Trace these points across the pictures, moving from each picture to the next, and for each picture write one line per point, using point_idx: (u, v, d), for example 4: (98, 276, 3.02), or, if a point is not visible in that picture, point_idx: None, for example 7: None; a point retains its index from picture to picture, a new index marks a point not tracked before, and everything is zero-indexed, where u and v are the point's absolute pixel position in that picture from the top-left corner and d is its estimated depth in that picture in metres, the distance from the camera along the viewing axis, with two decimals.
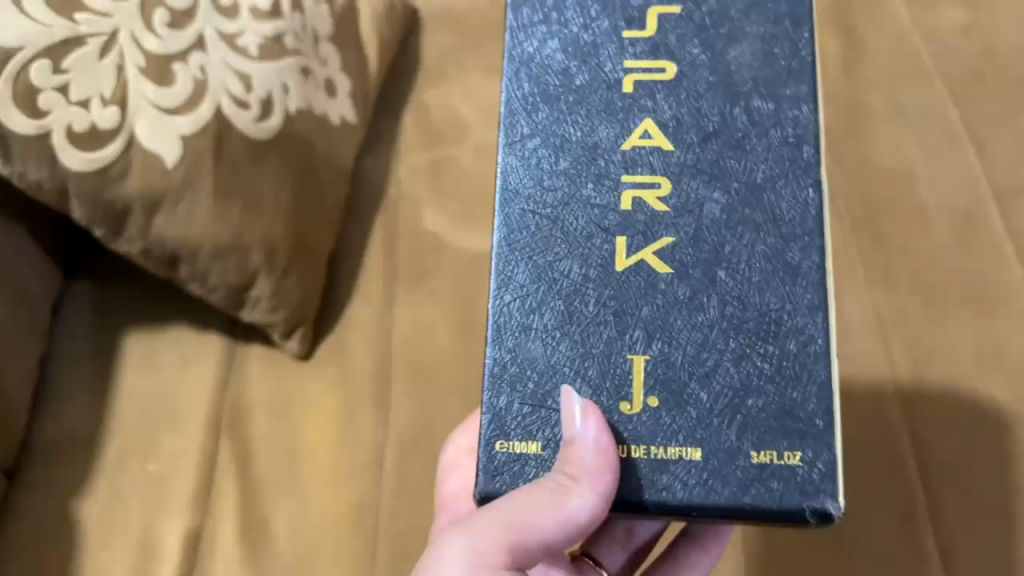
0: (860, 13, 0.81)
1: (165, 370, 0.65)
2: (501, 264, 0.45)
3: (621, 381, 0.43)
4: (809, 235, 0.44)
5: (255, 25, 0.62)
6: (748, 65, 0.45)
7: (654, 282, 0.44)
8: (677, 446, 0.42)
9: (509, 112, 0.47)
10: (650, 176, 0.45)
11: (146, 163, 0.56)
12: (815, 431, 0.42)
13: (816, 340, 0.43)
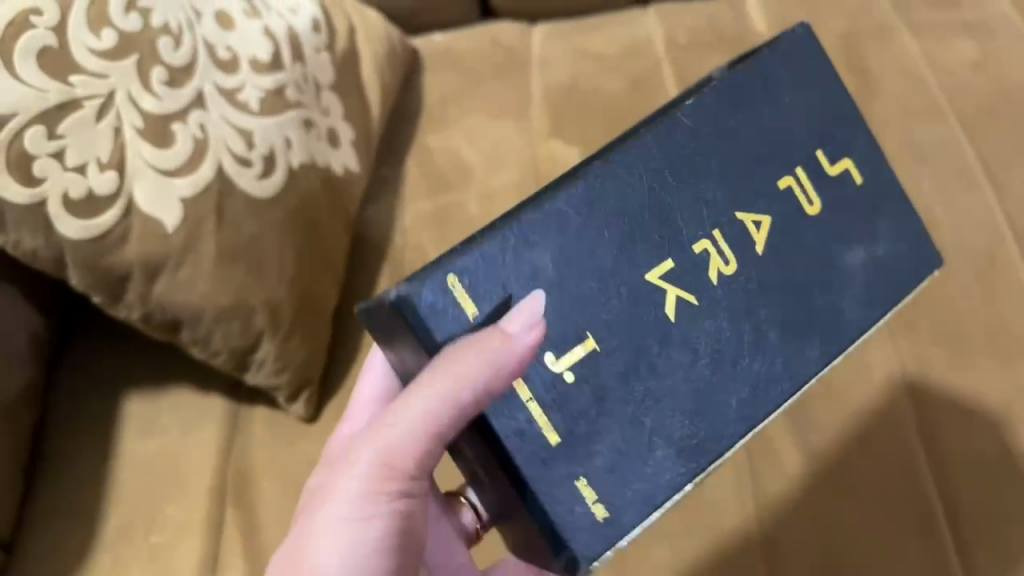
0: (869, 49, 0.80)
1: (167, 436, 0.63)
2: (593, 174, 0.41)
3: (568, 336, 0.39)
4: (772, 400, 0.42)
5: (255, 79, 0.61)
6: (850, 277, 0.44)
7: (656, 308, 0.41)
8: (551, 420, 0.39)
9: (732, 96, 0.44)
10: (730, 249, 0.42)
11: (146, 228, 0.54)
12: (624, 517, 0.39)
13: (700, 463, 0.41)
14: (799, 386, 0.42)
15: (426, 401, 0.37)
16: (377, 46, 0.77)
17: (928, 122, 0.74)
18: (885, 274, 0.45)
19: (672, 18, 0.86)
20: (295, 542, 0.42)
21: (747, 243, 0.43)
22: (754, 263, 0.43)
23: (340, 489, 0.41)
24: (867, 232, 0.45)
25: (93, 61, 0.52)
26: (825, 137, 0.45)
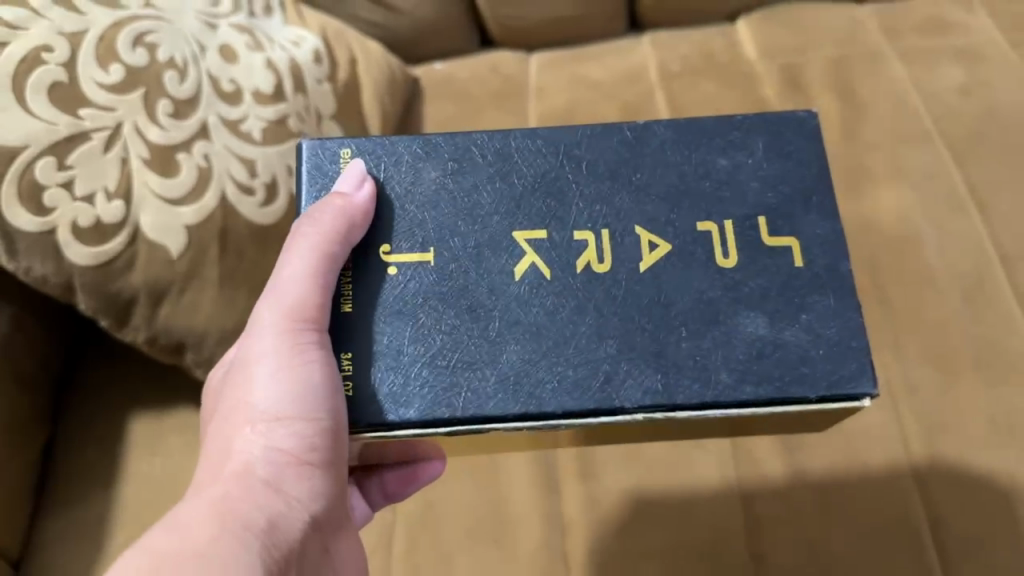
0: (859, 75, 0.81)
1: (170, 456, 0.65)
2: (516, 137, 0.48)
3: (416, 241, 0.46)
4: (563, 399, 0.44)
5: (258, 109, 0.63)
6: (742, 343, 0.44)
7: (506, 257, 0.46)
8: (353, 304, 0.45)
9: (687, 133, 0.48)
10: (601, 250, 0.46)
11: (151, 255, 0.56)
12: (355, 407, 0.44)
13: (446, 411, 0.44)
14: (604, 406, 0.44)
15: (301, 259, 0.44)
16: (376, 76, 0.79)
17: (917, 147, 0.75)
18: (779, 358, 0.44)
19: (667, 47, 0.88)
20: (218, 447, 0.44)
21: (630, 257, 0.46)
22: (624, 275, 0.46)
23: (253, 373, 0.44)
24: (778, 313, 0.45)
25: (101, 95, 0.54)
26: (774, 212, 0.47)
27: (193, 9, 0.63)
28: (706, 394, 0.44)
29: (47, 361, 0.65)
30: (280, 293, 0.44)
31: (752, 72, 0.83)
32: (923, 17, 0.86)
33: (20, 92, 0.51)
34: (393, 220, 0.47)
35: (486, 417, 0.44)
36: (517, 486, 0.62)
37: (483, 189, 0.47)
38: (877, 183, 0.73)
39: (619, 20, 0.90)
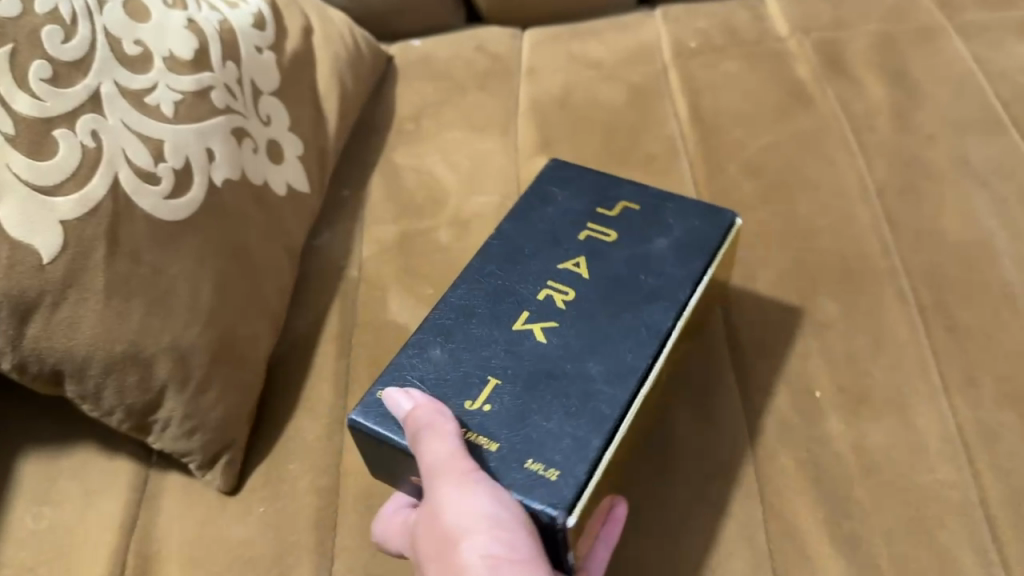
0: (909, 54, 0.68)
1: (63, 505, 0.51)
2: (450, 296, 0.47)
3: (466, 384, 0.42)
4: (647, 355, 0.43)
5: (171, 79, 0.51)
6: (669, 251, 0.48)
7: (524, 340, 0.44)
8: (477, 440, 0.40)
9: (511, 213, 0.52)
10: (560, 286, 0.47)
11: (14, 258, 0.43)
12: (568, 475, 0.38)
13: (611, 423, 0.40)
14: (664, 337, 0.44)
15: (432, 442, 0.38)
16: (335, 49, 0.67)
17: (984, 136, 0.62)
18: (695, 240, 0.49)
19: (682, 22, 0.75)
20: None
21: (575, 278, 0.47)
22: (589, 288, 0.47)
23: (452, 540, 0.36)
24: (657, 228, 0.50)
25: None
26: (596, 198, 0.53)
27: None
28: (693, 279, 0.47)
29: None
30: (438, 484, 0.37)
31: (783, 51, 0.71)
32: None
33: None
34: (442, 393, 0.42)
35: (626, 406, 0.41)
36: None
37: (471, 330, 0.45)
38: (937, 178, 0.60)
39: None
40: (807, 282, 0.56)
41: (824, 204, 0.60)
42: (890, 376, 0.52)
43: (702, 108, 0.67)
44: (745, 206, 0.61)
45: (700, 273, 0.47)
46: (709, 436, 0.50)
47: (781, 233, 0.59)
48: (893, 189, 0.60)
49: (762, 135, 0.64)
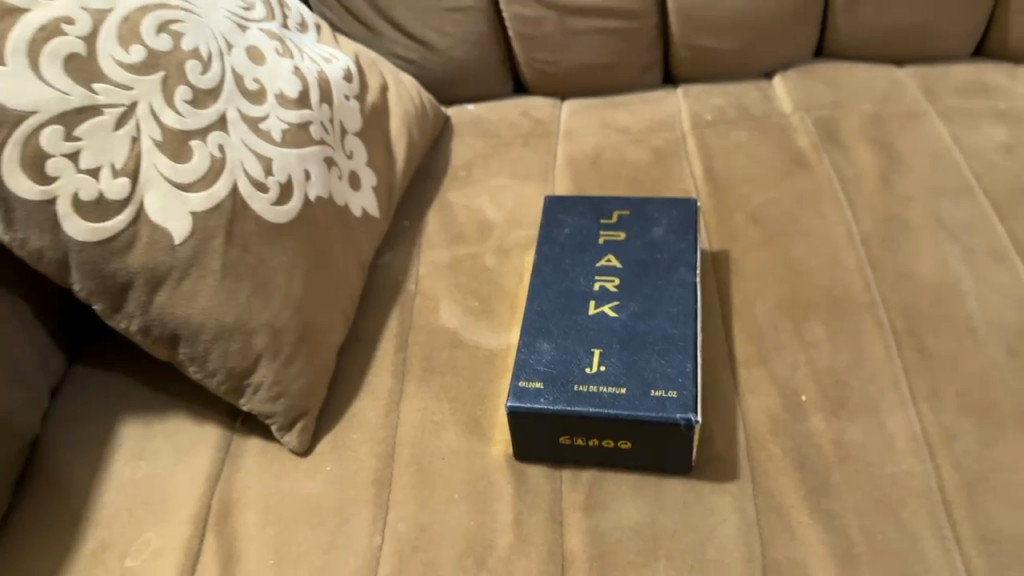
0: (896, 132, 0.79)
1: (159, 461, 0.61)
2: (531, 306, 0.61)
3: (582, 358, 0.57)
4: (691, 302, 0.60)
5: (280, 112, 0.63)
6: (671, 231, 0.66)
7: (604, 317, 0.60)
8: (610, 386, 0.55)
9: (541, 237, 0.67)
10: (605, 277, 0.63)
11: (153, 238, 0.53)
12: (682, 386, 0.55)
13: (691, 347, 0.57)
14: (695, 287, 0.61)
15: None
16: (403, 105, 0.79)
17: (956, 201, 0.72)
18: (684, 220, 0.66)
19: (701, 98, 0.87)
20: None
21: (614, 270, 0.63)
22: (627, 274, 0.63)
23: None
24: (654, 223, 0.67)
25: (122, 74, 0.54)
26: (596, 211, 0.68)
27: (227, 10, 0.64)
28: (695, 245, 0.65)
29: (26, 349, 0.62)
30: None
31: (786, 125, 0.82)
32: (964, 81, 0.85)
33: (39, 58, 0.51)
34: (567, 372, 0.57)
35: (694, 336, 0.58)
36: (522, 512, 0.56)
37: (559, 324, 0.60)
38: (914, 233, 0.70)
39: (653, 72, 0.89)
40: (799, 310, 0.65)
41: (816, 248, 0.69)
42: (866, 388, 0.60)
43: (714, 169, 0.78)
44: (747, 249, 0.71)
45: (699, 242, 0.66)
46: (709, 429, 0.59)
47: (779, 269, 0.69)
48: (875, 240, 0.70)
49: (765, 192, 0.75)
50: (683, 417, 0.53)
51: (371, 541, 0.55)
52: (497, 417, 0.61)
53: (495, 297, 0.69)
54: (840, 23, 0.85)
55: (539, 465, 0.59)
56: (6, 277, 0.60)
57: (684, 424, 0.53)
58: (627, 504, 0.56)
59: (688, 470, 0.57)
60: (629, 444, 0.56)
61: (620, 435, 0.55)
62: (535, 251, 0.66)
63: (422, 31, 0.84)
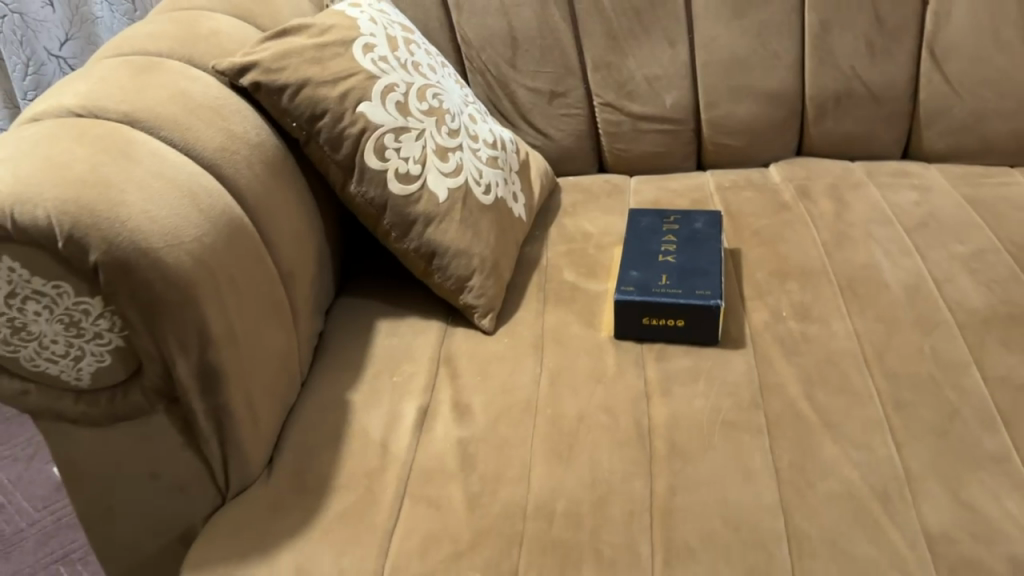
0: (848, 191, 1.25)
1: (403, 335, 1.03)
2: (626, 255, 1.05)
3: (656, 278, 1.01)
4: (717, 255, 1.04)
5: (485, 148, 1.10)
6: (706, 225, 1.10)
7: (668, 261, 1.03)
8: (673, 290, 0.98)
9: (630, 226, 1.11)
10: (669, 243, 1.07)
11: (429, 198, 0.99)
12: (712, 290, 0.98)
13: (717, 275, 1.01)
14: (720, 250, 1.05)
15: None
16: (536, 165, 1.26)
17: (883, 225, 1.16)
18: (713, 220, 1.11)
19: (722, 174, 1.34)
20: None
21: (674, 240, 1.07)
22: (682, 242, 1.07)
23: None
24: (696, 220, 1.11)
25: (418, 113, 1.02)
26: (662, 214, 1.13)
27: (458, 93, 1.13)
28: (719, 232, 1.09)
29: (329, 272, 1.06)
30: None
31: (777, 188, 1.28)
32: (893, 168, 1.31)
33: (384, 100, 0.99)
34: (648, 284, 1.00)
35: (719, 270, 1.01)
36: (621, 361, 0.98)
37: (643, 263, 1.03)
38: (855, 239, 1.14)
39: (690, 159, 1.37)
40: (783, 275, 1.08)
41: (794, 246, 1.13)
42: (821, 309, 1.02)
43: (731, 209, 1.24)
44: (752, 246, 1.15)
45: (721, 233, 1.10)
46: (729, 325, 1.01)
47: (771, 256, 1.12)
48: (832, 242, 1.13)
49: (764, 219, 1.20)
50: (712, 302, 0.96)
51: (535, 372, 0.97)
52: (603, 320, 1.04)
53: (597, 268, 1.13)
54: (812, 131, 1.33)
55: (629, 341, 1.01)
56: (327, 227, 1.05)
57: (713, 306, 0.95)
58: (681, 358, 0.97)
59: (719, 340, 0.99)
60: (682, 323, 0.98)
61: (678, 315, 0.97)
62: (626, 232, 1.11)
63: (545, 126, 1.33)
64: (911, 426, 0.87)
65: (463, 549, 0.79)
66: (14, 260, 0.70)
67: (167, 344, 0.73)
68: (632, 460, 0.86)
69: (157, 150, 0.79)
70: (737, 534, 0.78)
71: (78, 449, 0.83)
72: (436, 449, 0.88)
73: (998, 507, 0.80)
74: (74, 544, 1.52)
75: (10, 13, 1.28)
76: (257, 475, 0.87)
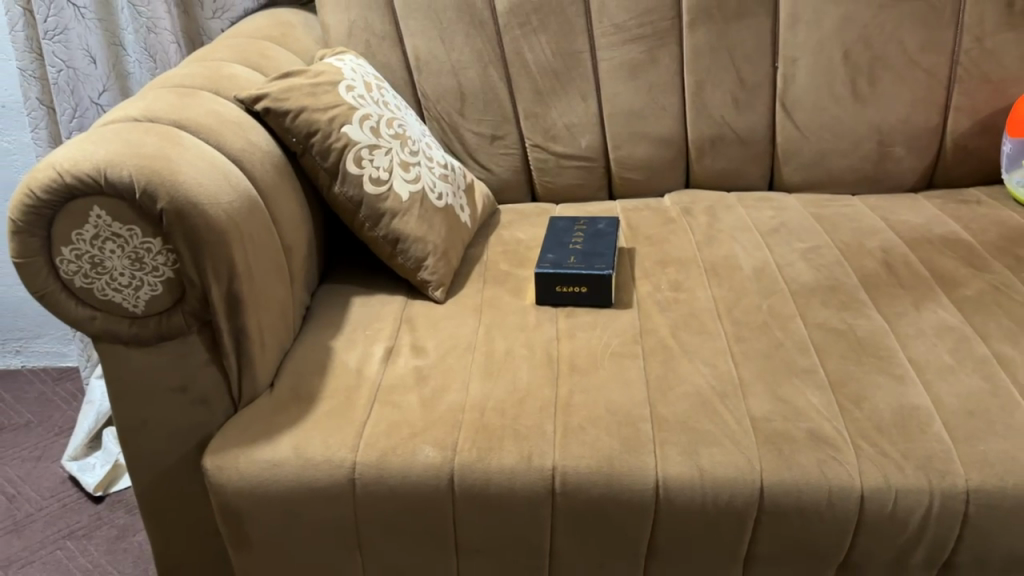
0: (722, 210, 1.60)
1: (373, 304, 1.33)
2: (547, 244, 1.38)
3: (567, 256, 1.33)
4: (612, 244, 1.37)
5: (439, 167, 1.44)
6: (607, 225, 1.44)
7: (576, 247, 1.36)
8: (578, 263, 1.31)
9: (551, 226, 1.45)
10: (578, 237, 1.40)
11: (395, 198, 1.32)
12: (605, 264, 1.30)
13: (610, 256, 1.33)
14: (614, 241, 1.38)
15: None
16: (480, 189, 1.60)
17: (745, 231, 1.51)
18: (611, 222, 1.44)
19: (628, 200, 1.69)
20: None
21: (583, 234, 1.40)
22: (588, 236, 1.40)
23: None
24: (600, 223, 1.45)
25: (387, 135, 1.35)
26: (576, 219, 1.47)
27: (418, 126, 1.47)
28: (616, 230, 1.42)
29: (318, 258, 1.37)
30: None
31: (669, 208, 1.63)
32: (760, 195, 1.67)
33: (362, 124, 1.32)
34: (561, 260, 1.32)
35: (612, 253, 1.34)
36: (539, 317, 1.29)
37: (558, 248, 1.36)
38: (722, 240, 1.48)
39: (604, 190, 1.72)
40: (665, 263, 1.42)
41: (676, 245, 1.47)
42: (691, 283, 1.35)
43: (632, 222, 1.58)
44: (645, 245, 1.48)
45: (617, 232, 1.44)
46: (622, 295, 1.33)
47: (657, 251, 1.45)
48: (704, 242, 1.47)
49: (656, 228, 1.54)
50: (605, 272, 1.28)
51: (474, 325, 1.27)
52: (529, 293, 1.35)
53: (525, 261, 1.45)
54: (697, 167, 1.69)
55: (547, 306, 1.32)
56: (317, 223, 1.36)
57: (607, 275, 1.28)
58: (584, 315, 1.29)
59: (613, 302, 1.31)
60: (583, 288, 1.30)
61: (582, 283, 1.29)
62: (548, 231, 1.44)
63: (487, 163, 1.68)
64: (748, 352, 1.19)
65: (417, 432, 1.07)
66: (101, 209, 1.00)
67: (206, 275, 1.03)
68: (543, 376, 1.16)
69: (197, 142, 1.10)
70: (615, 417, 1.09)
71: (127, 368, 1.10)
72: (398, 372, 1.17)
73: (804, 398, 1.11)
74: (80, 523, 1.75)
75: (66, 68, 1.64)
76: (262, 389, 1.14)
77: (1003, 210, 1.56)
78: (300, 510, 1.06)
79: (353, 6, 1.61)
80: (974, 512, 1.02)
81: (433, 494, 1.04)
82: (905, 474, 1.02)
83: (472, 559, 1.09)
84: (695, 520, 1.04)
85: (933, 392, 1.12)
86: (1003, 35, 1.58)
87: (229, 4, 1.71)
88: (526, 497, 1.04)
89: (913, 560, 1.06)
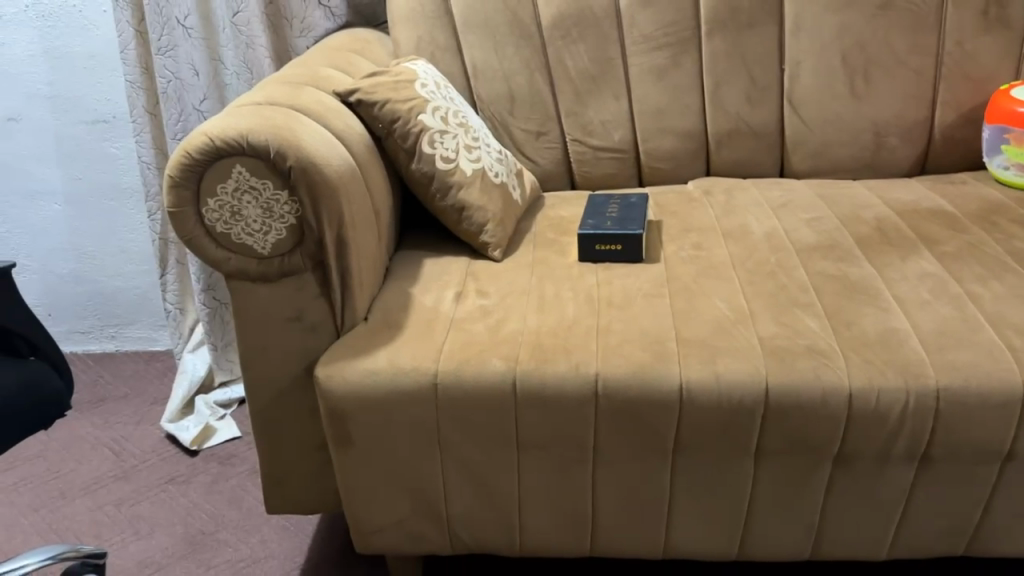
0: (738, 191, 1.84)
1: (442, 262, 1.59)
2: (588, 212, 1.64)
3: (603, 220, 1.59)
4: (642, 212, 1.62)
5: (494, 152, 1.71)
6: (637, 199, 1.69)
7: (610, 214, 1.62)
8: (613, 225, 1.56)
9: (590, 200, 1.71)
10: (613, 207, 1.66)
11: (461, 174, 1.59)
12: (635, 226, 1.56)
13: (641, 220, 1.59)
14: (645, 209, 1.64)
15: None
16: (528, 176, 1.86)
17: (757, 207, 1.75)
18: (641, 197, 1.70)
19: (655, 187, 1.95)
20: None
21: (617, 205, 1.67)
22: (621, 207, 1.66)
23: None
24: (631, 198, 1.70)
25: (454, 124, 1.63)
26: (612, 196, 1.73)
27: (478, 119, 1.74)
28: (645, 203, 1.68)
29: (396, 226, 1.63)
30: None
31: (692, 191, 1.88)
32: (771, 180, 1.92)
33: (434, 113, 1.59)
34: (598, 222, 1.58)
35: (643, 218, 1.59)
36: (583, 270, 1.54)
37: (596, 214, 1.62)
38: (737, 214, 1.72)
39: (635, 178, 1.97)
40: (689, 230, 1.66)
41: (697, 217, 1.72)
42: (710, 244, 1.60)
43: (659, 201, 1.83)
44: (671, 218, 1.73)
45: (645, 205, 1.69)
46: (652, 254, 1.58)
47: (681, 222, 1.70)
48: (722, 215, 1.72)
49: (680, 206, 1.79)
50: (636, 232, 1.53)
51: (528, 276, 1.53)
52: (573, 254, 1.61)
53: (568, 231, 1.71)
54: (716, 157, 1.95)
55: (589, 263, 1.57)
56: (395, 197, 1.63)
57: (639, 234, 1.53)
58: (619, 268, 1.54)
59: (644, 259, 1.56)
60: (617, 246, 1.55)
61: (618, 242, 1.54)
62: (587, 204, 1.70)
63: (534, 156, 1.94)
64: (758, 292, 1.43)
65: (486, 349, 1.32)
66: (242, 166, 1.27)
67: (322, 221, 1.30)
68: (587, 309, 1.41)
69: (310, 120, 1.38)
70: (647, 337, 1.33)
71: (251, 301, 1.36)
72: (467, 309, 1.43)
73: (804, 323, 1.34)
74: (179, 471, 2.01)
75: (174, 79, 1.91)
76: (358, 321, 1.40)
77: (985, 189, 1.80)
78: (392, 411, 1.31)
79: (420, 23, 1.90)
80: (944, 407, 1.24)
81: (500, 397, 1.29)
82: (887, 377, 1.24)
83: (531, 453, 1.34)
84: (712, 416, 1.27)
85: (912, 318, 1.35)
86: (981, 38, 1.83)
87: (314, 24, 2.01)
88: (575, 399, 1.28)
89: (896, 451, 1.28)
